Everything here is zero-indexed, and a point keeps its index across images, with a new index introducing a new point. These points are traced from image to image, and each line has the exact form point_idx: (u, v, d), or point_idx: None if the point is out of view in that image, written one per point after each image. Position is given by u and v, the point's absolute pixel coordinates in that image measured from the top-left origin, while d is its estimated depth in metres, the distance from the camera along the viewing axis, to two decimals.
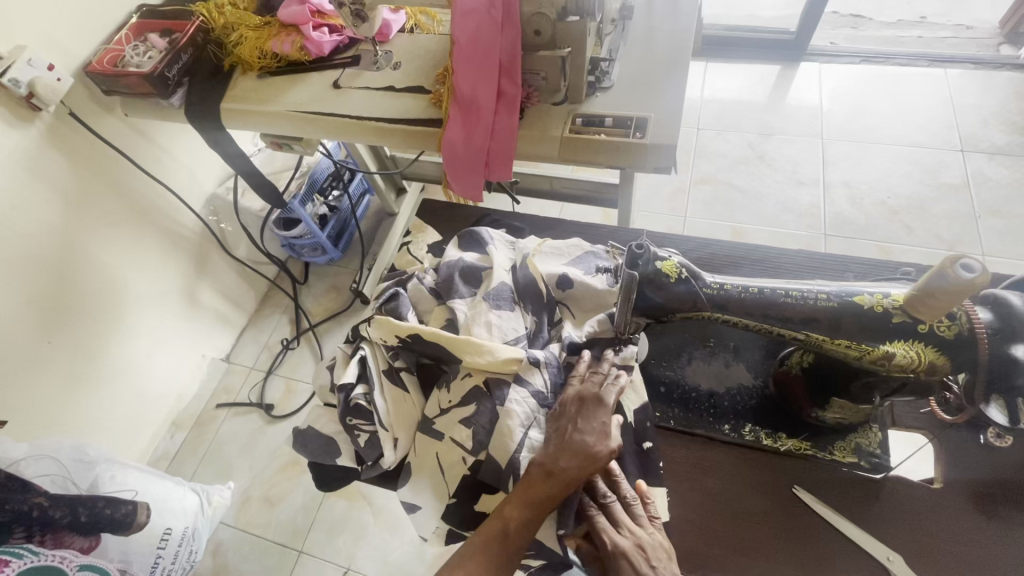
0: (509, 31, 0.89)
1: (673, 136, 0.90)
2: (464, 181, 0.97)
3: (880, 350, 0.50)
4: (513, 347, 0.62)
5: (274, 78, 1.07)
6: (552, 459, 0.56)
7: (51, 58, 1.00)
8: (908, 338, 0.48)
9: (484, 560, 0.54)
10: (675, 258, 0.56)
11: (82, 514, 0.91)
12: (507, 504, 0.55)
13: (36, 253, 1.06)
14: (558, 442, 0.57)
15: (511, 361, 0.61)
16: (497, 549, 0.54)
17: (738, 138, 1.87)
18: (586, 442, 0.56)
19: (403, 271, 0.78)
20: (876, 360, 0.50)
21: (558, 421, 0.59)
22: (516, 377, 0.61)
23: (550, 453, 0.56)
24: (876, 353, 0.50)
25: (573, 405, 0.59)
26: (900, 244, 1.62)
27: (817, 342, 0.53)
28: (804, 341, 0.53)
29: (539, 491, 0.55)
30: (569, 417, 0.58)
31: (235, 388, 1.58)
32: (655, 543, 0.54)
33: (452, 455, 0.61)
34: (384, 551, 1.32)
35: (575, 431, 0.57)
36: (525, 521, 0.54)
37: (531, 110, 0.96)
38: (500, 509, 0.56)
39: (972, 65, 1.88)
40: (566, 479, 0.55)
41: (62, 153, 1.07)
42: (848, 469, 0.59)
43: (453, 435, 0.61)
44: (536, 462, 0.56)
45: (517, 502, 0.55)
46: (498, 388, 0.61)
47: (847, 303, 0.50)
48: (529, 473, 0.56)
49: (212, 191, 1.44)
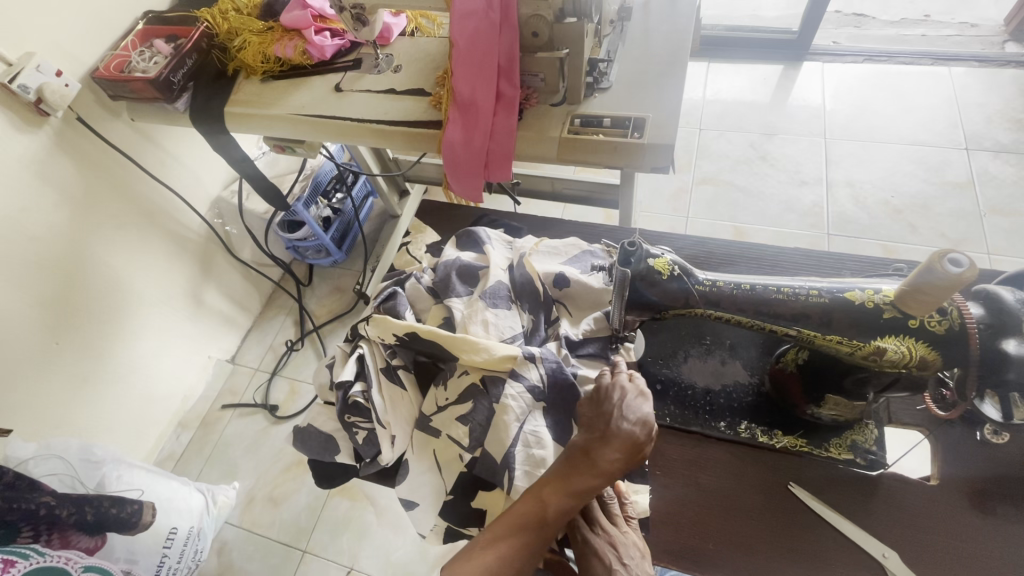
0: (507, 32, 0.89)
1: (671, 136, 0.90)
2: (464, 182, 0.98)
3: (871, 345, 0.50)
4: (511, 345, 0.63)
5: (276, 82, 1.08)
6: (597, 448, 0.53)
7: (59, 64, 1.03)
8: (899, 333, 0.48)
9: (518, 543, 0.51)
10: (667, 255, 0.57)
11: (90, 513, 0.95)
12: (548, 488, 0.53)
13: (45, 255, 1.08)
14: (601, 430, 0.54)
15: (507, 359, 0.61)
16: (532, 532, 0.51)
17: (740, 138, 1.87)
18: (631, 432, 0.53)
19: (402, 271, 0.79)
20: (868, 355, 0.50)
21: (600, 406, 0.56)
22: (511, 373, 0.61)
23: (594, 440, 0.54)
24: (868, 348, 0.50)
25: (618, 392, 0.56)
26: (904, 243, 1.61)
27: (809, 338, 0.53)
28: (796, 337, 0.54)
29: (580, 481, 0.52)
30: (613, 404, 0.56)
31: (240, 389, 1.59)
32: (627, 542, 0.55)
33: (449, 453, 0.62)
34: (387, 550, 1.32)
35: (621, 420, 0.54)
36: (566, 508, 0.51)
37: (530, 111, 0.97)
38: (537, 492, 0.53)
39: (977, 63, 1.87)
40: (607, 470, 0.52)
41: (70, 158, 1.09)
42: (844, 466, 0.59)
43: (450, 433, 0.62)
44: (579, 449, 0.54)
45: (557, 488, 0.52)
46: (494, 384, 0.61)
47: (837, 298, 0.50)
48: (573, 459, 0.54)
49: (217, 193, 1.46)
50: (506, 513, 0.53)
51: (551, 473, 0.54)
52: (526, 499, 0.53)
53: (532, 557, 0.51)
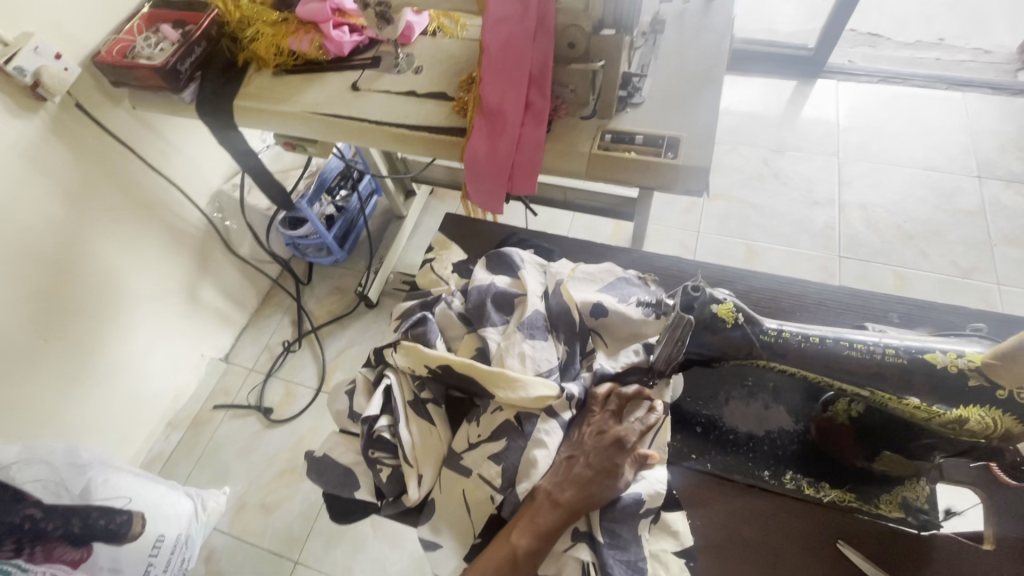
0: (541, 40, 0.84)
1: (707, 156, 0.86)
2: (486, 194, 0.93)
3: (953, 414, 0.50)
4: (546, 381, 0.61)
5: (289, 76, 1.03)
6: (559, 489, 0.56)
7: (58, 46, 0.96)
8: (985, 403, 0.49)
9: None
10: (731, 300, 0.56)
11: (76, 524, 0.94)
12: (515, 530, 0.55)
13: (35, 247, 1.02)
14: (564, 475, 0.57)
15: (544, 399, 0.60)
16: None
17: (753, 153, 1.85)
18: (584, 472, 0.57)
19: (427, 292, 0.76)
20: (948, 423, 0.51)
21: (571, 452, 0.59)
22: (548, 412, 0.60)
23: (557, 482, 0.57)
24: (949, 417, 0.50)
25: (589, 435, 0.60)
26: (914, 270, 1.60)
27: (880, 399, 0.53)
28: (866, 397, 0.54)
29: (544, 519, 0.55)
30: (584, 448, 0.59)
31: (233, 390, 1.53)
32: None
33: (479, 494, 0.59)
34: (383, 565, 1.28)
35: (581, 463, 0.58)
36: (535, 548, 0.54)
37: (558, 123, 0.93)
38: (506, 536, 0.55)
39: (989, 90, 1.87)
40: (567, 511, 0.55)
41: (66, 144, 1.03)
42: (894, 524, 0.57)
43: (483, 472, 0.59)
44: (543, 491, 0.57)
45: (525, 530, 0.54)
46: (529, 421, 0.60)
47: (918, 360, 0.51)
48: (534, 500, 0.56)
49: (218, 187, 1.40)
50: (482, 556, 0.55)
51: (517, 517, 0.57)
52: (497, 544, 0.56)
53: None
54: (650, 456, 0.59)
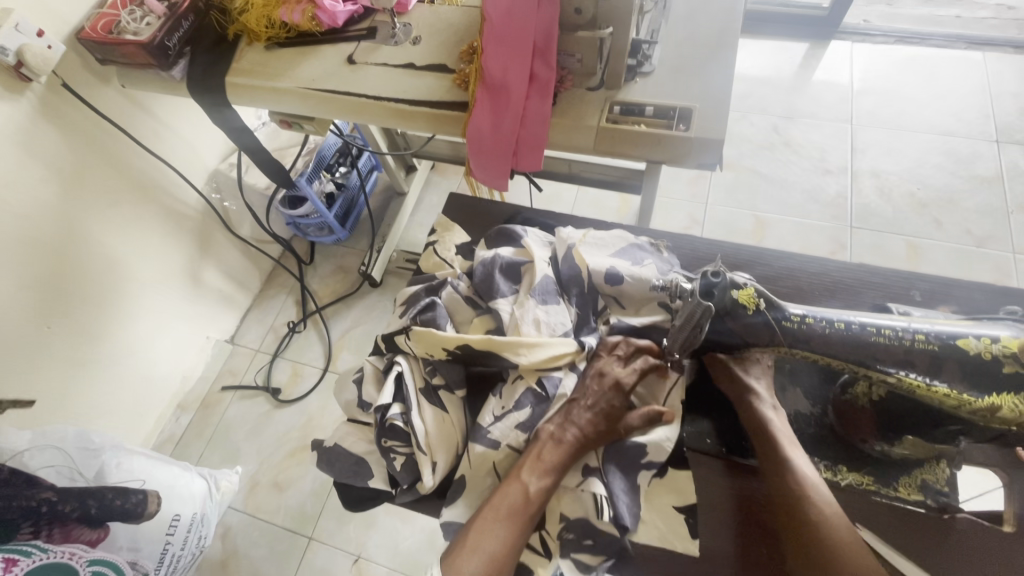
0: (546, 6, 0.80)
1: (722, 128, 0.82)
2: (490, 167, 0.89)
3: (980, 401, 0.52)
4: (566, 339, 0.64)
5: (283, 50, 0.98)
6: (561, 429, 0.61)
7: (40, 23, 0.91)
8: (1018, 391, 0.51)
9: (513, 525, 0.56)
10: (752, 285, 0.57)
11: (93, 506, 0.91)
12: (524, 469, 0.59)
13: (34, 234, 1.00)
14: (565, 415, 0.63)
15: (562, 356, 0.62)
16: (521, 511, 0.57)
17: (763, 121, 1.80)
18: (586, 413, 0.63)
19: (432, 275, 0.74)
20: (978, 411, 0.52)
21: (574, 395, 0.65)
22: (569, 366, 0.64)
23: (560, 422, 0.62)
24: (976, 403, 0.52)
25: (591, 377, 0.65)
26: (928, 239, 1.56)
27: (908, 386, 0.54)
28: (894, 384, 0.54)
29: (550, 456, 0.59)
30: (586, 391, 0.64)
31: (240, 370, 1.54)
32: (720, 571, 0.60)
33: (509, 462, 0.62)
34: (396, 540, 1.30)
35: (582, 405, 0.63)
36: (545, 485, 0.58)
37: (563, 95, 0.89)
38: (515, 475, 0.59)
39: (1011, 49, 1.79)
40: (570, 448, 0.60)
41: (55, 127, 0.99)
42: (912, 505, 0.60)
43: (511, 442, 0.62)
44: (546, 431, 0.61)
45: (533, 468, 0.59)
46: (550, 382, 0.62)
47: (952, 345, 0.52)
48: (539, 439, 0.61)
49: (215, 166, 1.37)
50: (492, 497, 0.58)
51: (524, 457, 0.60)
52: (507, 484, 0.59)
53: (526, 532, 0.57)
54: (663, 413, 0.63)
